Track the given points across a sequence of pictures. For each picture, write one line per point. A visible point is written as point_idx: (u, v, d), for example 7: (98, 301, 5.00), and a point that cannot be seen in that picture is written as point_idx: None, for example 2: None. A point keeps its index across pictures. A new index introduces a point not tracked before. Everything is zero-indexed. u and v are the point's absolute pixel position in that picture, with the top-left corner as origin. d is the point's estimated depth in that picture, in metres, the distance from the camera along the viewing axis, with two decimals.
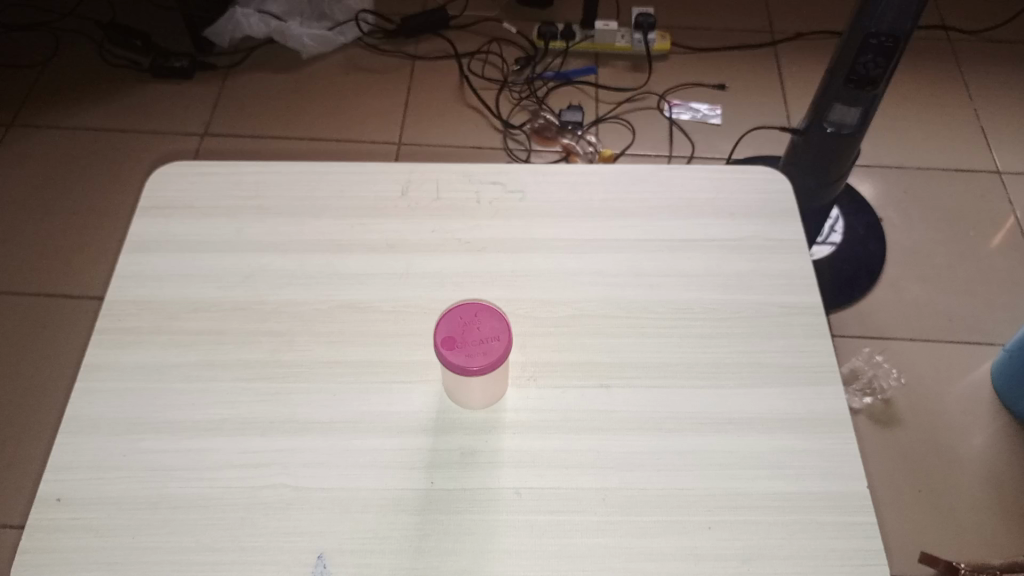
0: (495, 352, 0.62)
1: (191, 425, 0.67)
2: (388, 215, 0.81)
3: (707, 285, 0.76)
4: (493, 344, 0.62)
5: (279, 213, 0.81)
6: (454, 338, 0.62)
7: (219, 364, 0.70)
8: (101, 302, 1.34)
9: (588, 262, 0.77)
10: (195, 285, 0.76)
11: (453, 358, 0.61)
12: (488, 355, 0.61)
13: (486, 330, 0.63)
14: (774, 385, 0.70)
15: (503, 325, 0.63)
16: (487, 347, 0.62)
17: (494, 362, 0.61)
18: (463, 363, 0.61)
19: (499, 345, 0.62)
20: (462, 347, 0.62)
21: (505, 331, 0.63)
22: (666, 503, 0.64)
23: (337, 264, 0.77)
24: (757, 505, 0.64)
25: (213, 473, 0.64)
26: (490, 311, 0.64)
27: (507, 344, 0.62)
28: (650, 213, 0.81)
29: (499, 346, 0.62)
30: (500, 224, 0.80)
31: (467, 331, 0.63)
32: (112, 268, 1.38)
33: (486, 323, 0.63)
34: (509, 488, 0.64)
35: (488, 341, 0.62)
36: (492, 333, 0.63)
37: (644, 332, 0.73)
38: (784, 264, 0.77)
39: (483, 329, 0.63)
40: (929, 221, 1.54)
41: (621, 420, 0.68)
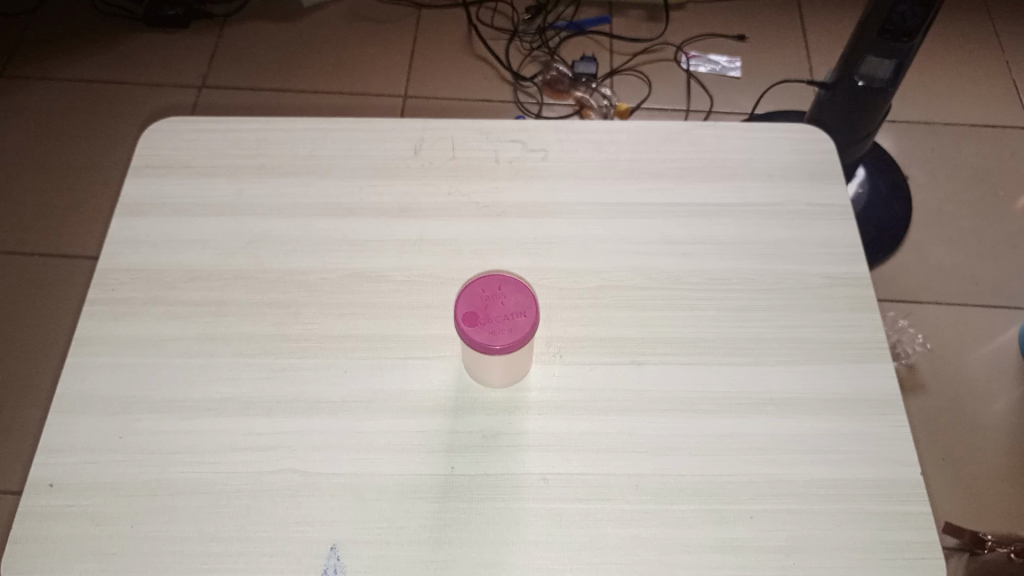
0: (521, 331, 0.57)
1: (191, 405, 0.62)
2: (399, 176, 0.75)
3: (743, 254, 0.70)
4: (520, 321, 0.57)
5: (281, 174, 0.75)
6: (476, 314, 0.58)
7: (220, 339, 0.65)
8: (96, 261, 1.29)
9: (616, 228, 0.72)
10: (193, 251, 0.70)
11: (475, 335, 0.57)
12: (513, 332, 0.57)
13: (512, 306, 0.58)
14: (817, 362, 0.65)
15: (529, 300, 0.58)
16: (512, 323, 0.57)
17: (520, 342, 0.57)
18: (486, 341, 0.56)
19: (525, 322, 0.57)
20: (486, 324, 0.57)
21: (533, 307, 0.58)
22: (702, 490, 0.60)
23: (345, 230, 0.71)
24: (799, 493, 0.59)
25: (216, 456, 0.60)
26: (515, 284, 0.59)
27: (534, 322, 0.58)
28: (682, 175, 0.75)
29: (525, 323, 0.57)
30: (521, 187, 0.74)
31: (490, 307, 0.58)
32: (105, 226, 1.33)
33: (512, 298, 0.58)
34: (533, 474, 0.60)
35: (514, 317, 0.57)
36: (518, 309, 0.58)
37: (678, 305, 0.67)
38: (827, 232, 0.72)
39: (507, 305, 0.58)
40: (957, 181, 1.47)
41: (653, 400, 0.63)
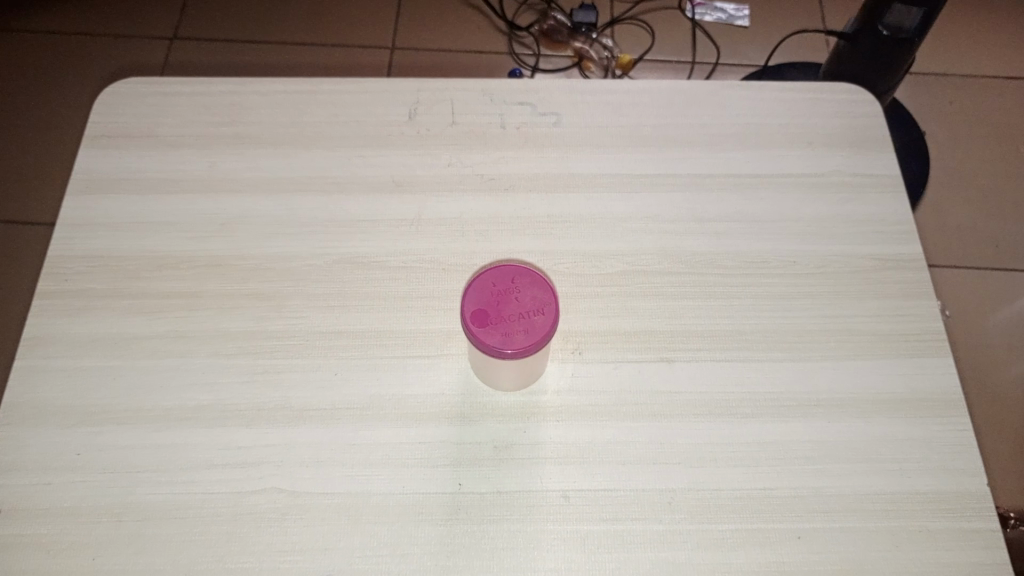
0: (539, 331, 0.49)
1: (160, 415, 0.54)
2: (391, 145, 0.66)
3: (783, 233, 0.62)
4: (537, 320, 0.49)
5: (259, 144, 0.66)
6: (486, 312, 0.50)
7: (192, 336, 0.57)
8: (54, 229, 1.19)
9: (639, 205, 0.63)
10: (160, 235, 0.62)
11: (487, 338, 0.49)
12: (531, 334, 0.49)
13: (528, 302, 0.50)
14: (868, 357, 0.58)
15: (547, 295, 0.50)
16: (528, 323, 0.49)
17: (539, 344, 0.49)
18: (499, 344, 0.49)
19: (544, 320, 0.49)
20: (498, 323, 0.49)
21: (552, 302, 0.50)
22: (743, 507, 0.53)
23: (332, 209, 0.63)
24: (852, 509, 0.53)
25: (191, 474, 0.53)
26: (530, 275, 0.51)
27: (553, 320, 0.50)
28: (712, 143, 0.67)
29: (544, 322, 0.49)
30: (531, 158, 0.66)
31: (502, 304, 0.50)
32: (63, 190, 1.23)
33: (528, 292, 0.50)
34: (553, 491, 0.53)
35: (531, 315, 0.50)
36: (535, 306, 0.50)
37: (711, 293, 0.60)
38: (876, 207, 0.64)
39: (522, 300, 0.50)
40: (975, 140, 1.39)
41: (686, 404, 0.56)
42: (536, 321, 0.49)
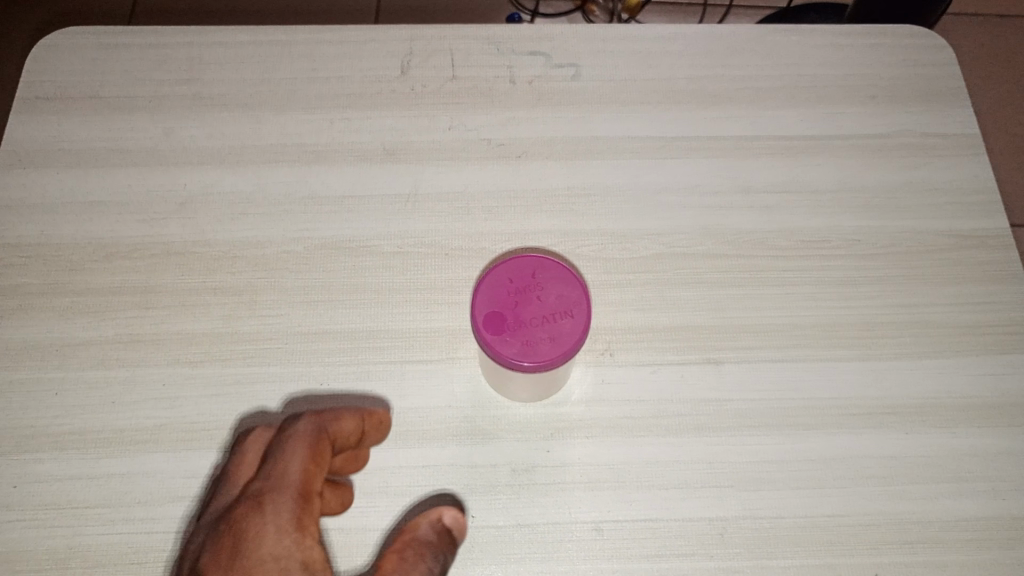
0: (566, 338, 0.40)
1: (111, 439, 0.46)
2: (381, 105, 0.56)
3: (844, 205, 0.53)
4: (564, 324, 0.40)
5: (224, 106, 0.56)
6: (501, 315, 0.40)
7: (149, 341, 0.48)
8: None
9: (674, 174, 0.54)
10: (108, 217, 0.52)
11: (503, 347, 0.40)
12: (557, 342, 0.40)
13: (552, 302, 0.41)
14: (950, 353, 0.49)
15: (576, 293, 0.41)
16: (553, 328, 0.40)
17: (564, 357, 0.40)
18: (517, 355, 0.39)
19: (572, 325, 0.40)
20: (516, 329, 0.40)
21: (581, 301, 0.41)
22: (809, 539, 0.44)
23: (312, 184, 0.53)
24: (936, 540, 0.44)
25: (148, 510, 0.44)
26: (554, 270, 0.42)
27: (584, 324, 0.40)
28: (758, 99, 0.57)
29: (572, 327, 0.40)
30: (546, 119, 0.56)
31: (521, 304, 0.41)
32: None
33: (552, 290, 0.41)
34: (582, 524, 0.44)
35: (556, 318, 0.40)
36: (561, 307, 0.41)
37: (763, 280, 0.51)
38: (951, 173, 0.54)
39: (545, 300, 0.41)
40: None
41: (736, 415, 0.47)
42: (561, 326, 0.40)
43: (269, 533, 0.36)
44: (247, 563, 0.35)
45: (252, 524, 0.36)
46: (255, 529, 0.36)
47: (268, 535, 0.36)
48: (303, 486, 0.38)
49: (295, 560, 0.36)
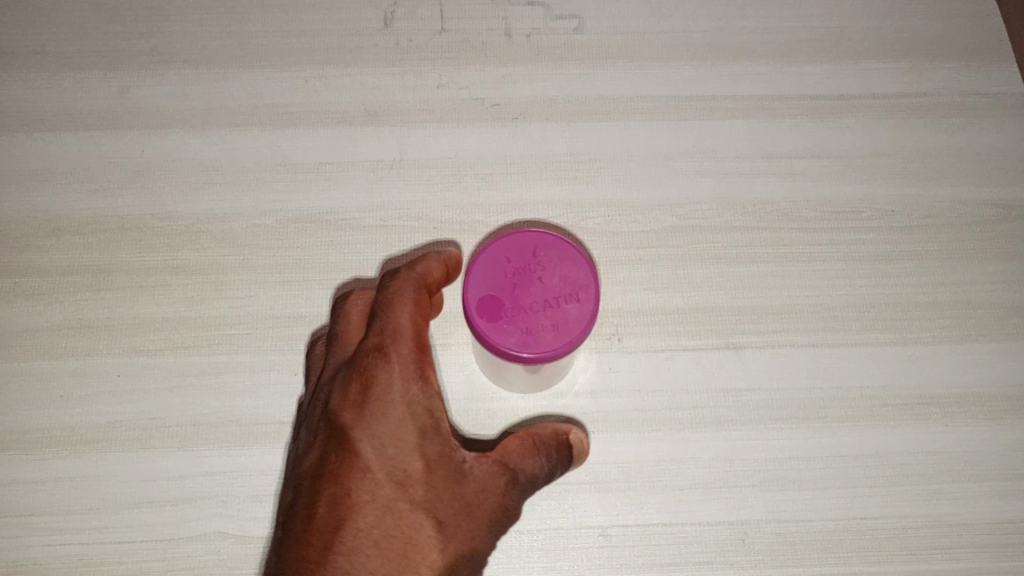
0: (573, 326, 0.34)
1: (61, 437, 0.41)
2: (362, 62, 0.50)
3: (876, 172, 0.48)
4: (570, 309, 0.35)
5: (186, 63, 0.50)
6: (497, 300, 0.35)
7: (102, 327, 0.43)
8: None
9: (688, 138, 0.48)
10: (57, 188, 0.46)
11: (498, 337, 0.34)
12: (561, 331, 0.34)
13: (556, 284, 0.35)
14: (993, 338, 0.44)
15: (584, 275, 0.36)
16: (558, 314, 0.35)
17: (570, 347, 0.34)
18: (516, 346, 0.34)
19: (579, 311, 0.35)
20: (515, 315, 0.35)
21: (589, 283, 0.35)
22: (840, 545, 0.40)
23: (285, 150, 0.48)
24: (979, 546, 0.40)
25: (102, 518, 0.39)
26: (559, 249, 0.36)
27: (592, 310, 0.35)
28: (780, 54, 0.51)
29: (579, 314, 0.35)
30: (546, 76, 0.50)
31: (521, 287, 0.35)
32: None
33: (556, 270, 0.35)
34: (588, 530, 0.40)
35: (560, 303, 0.35)
36: (566, 290, 0.35)
37: (788, 256, 0.46)
38: (995, 136, 0.49)
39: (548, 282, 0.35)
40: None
41: (759, 406, 0.42)
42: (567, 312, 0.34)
43: (398, 384, 0.35)
44: (376, 413, 0.34)
45: (379, 376, 0.35)
46: (384, 381, 0.35)
47: (397, 386, 0.35)
48: (420, 336, 0.36)
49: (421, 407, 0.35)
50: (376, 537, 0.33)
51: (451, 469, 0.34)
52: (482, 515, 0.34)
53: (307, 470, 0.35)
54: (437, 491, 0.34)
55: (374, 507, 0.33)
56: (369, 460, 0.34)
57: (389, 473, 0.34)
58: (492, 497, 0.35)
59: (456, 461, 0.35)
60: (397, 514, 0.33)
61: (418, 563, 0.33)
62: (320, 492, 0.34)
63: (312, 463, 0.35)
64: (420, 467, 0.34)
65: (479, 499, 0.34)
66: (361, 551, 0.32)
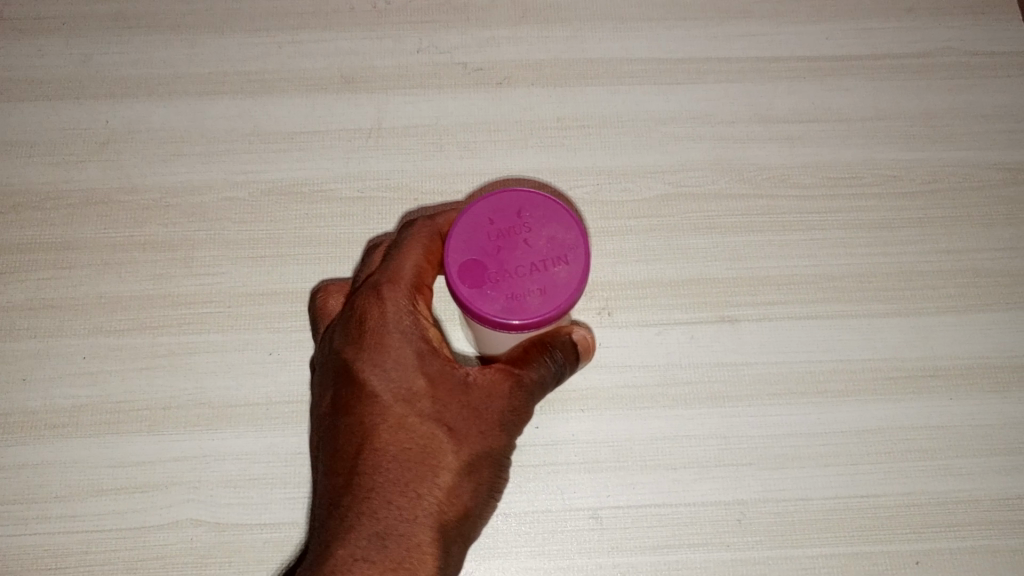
0: (561, 291, 0.30)
1: (22, 423, 0.39)
2: (338, 24, 0.48)
3: (878, 136, 0.46)
4: (558, 273, 0.30)
5: (152, 28, 0.48)
6: (475, 264, 0.30)
7: (66, 306, 0.41)
8: None
9: (682, 101, 0.46)
10: (16, 160, 0.44)
11: (477, 305, 0.30)
12: (550, 297, 0.30)
13: (542, 245, 0.31)
14: (1000, 307, 0.42)
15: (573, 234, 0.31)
16: (545, 278, 0.30)
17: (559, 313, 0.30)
18: (500, 312, 0.30)
19: (569, 274, 0.30)
20: (498, 279, 0.30)
21: (578, 244, 0.31)
22: (841, 524, 0.38)
23: (258, 118, 0.45)
24: (986, 523, 0.38)
25: (68, 506, 0.37)
26: (545, 206, 0.32)
27: (582, 274, 0.31)
28: (775, 12, 0.49)
29: (569, 277, 0.30)
30: (531, 37, 0.48)
31: (501, 248, 0.31)
32: None
33: (542, 230, 0.31)
34: (578, 511, 0.38)
35: (547, 265, 0.30)
36: (554, 251, 0.31)
37: (786, 224, 0.44)
38: (1002, 95, 0.47)
39: (534, 243, 0.31)
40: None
41: (757, 381, 0.40)
42: (555, 274, 0.30)
43: (389, 310, 0.33)
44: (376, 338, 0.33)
45: (370, 307, 0.33)
46: (375, 311, 0.33)
47: (388, 312, 0.33)
48: (421, 276, 0.34)
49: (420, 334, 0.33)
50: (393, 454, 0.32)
51: (455, 376, 0.33)
52: (492, 414, 0.33)
53: (322, 411, 0.34)
54: (444, 399, 0.32)
55: (386, 429, 0.32)
56: (372, 386, 0.32)
57: (394, 395, 0.32)
58: (500, 399, 0.33)
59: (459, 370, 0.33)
60: (409, 430, 0.32)
61: (439, 470, 0.32)
62: (338, 426, 0.33)
63: (325, 404, 0.34)
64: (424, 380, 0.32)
65: (488, 403, 0.33)
66: (382, 470, 0.31)
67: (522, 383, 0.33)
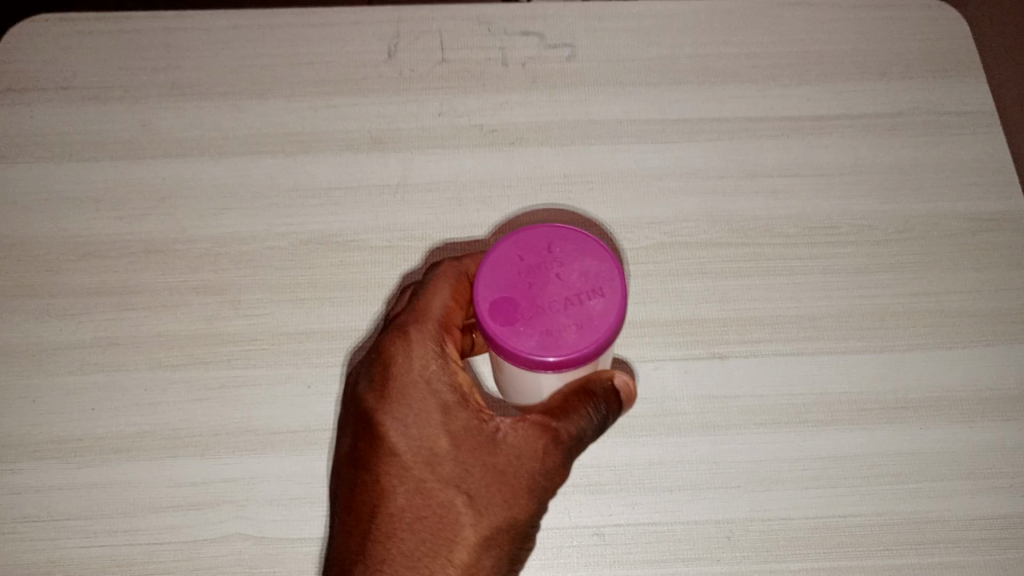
0: (598, 325, 0.35)
1: (89, 447, 0.44)
2: (368, 89, 0.54)
3: (854, 188, 0.51)
4: (594, 306, 0.35)
5: (203, 94, 0.53)
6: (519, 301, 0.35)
7: (128, 343, 0.46)
8: None
9: (676, 157, 0.51)
10: (84, 213, 0.50)
11: (525, 336, 0.35)
12: (588, 326, 0.35)
13: (577, 280, 0.36)
14: (965, 343, 0.47)
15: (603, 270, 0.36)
16: (582, 310, 0.35)
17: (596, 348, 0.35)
18: (544, 345, 0.34)
19: (604, 307, 0.35)
20: (539, 315, 0.35)
21: (609, 278, 0.36)
22: (822, 541, 0.42)
23: (297, 174, 0.51)
24: (954, 541, 0.42)
25: (130, 522, 0.42)
26: (576, 247, 0.37)
27: (615, 302, 0.35)
28: (760, 76, 0.54)
29: (603, 308, 0.35)
30: (540, 101, 0.53)
31: (542, 285, 0.35)
32: None
33: (574, 267, 0.36)
34: (583, 529, 0.42)
35: (583, 299, 0.35)
36: (588, 286, 0.35)
37: (771, 269, 0.48)
38: (967, 150, 0.52)
39: (568, 278, 0.36)
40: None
41: (744, 412, 0.45)
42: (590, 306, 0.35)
43: (416, 376, 0.41)
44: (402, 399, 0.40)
45: (399, 370, 0.41)
46: (402, 375, 0.41)
47: (413, 378, 0.41)
48: (446, 318, 0.42)
49: (443, 397, 0.40)
50: (414, 514, 0.39)
51: (480, 443, 0.40)
52: (519, 483, 0.39)
53: (343, 454, 0.41)
54: (466, 466, 0.40)
55: (409, 483, 0.40)
56: (397, 445, 0.40)
57: (417, 457, 0.40)
58: (522, 459, 0.40)
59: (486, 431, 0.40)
60: (429, 486, 0.39)
61: (452, 524, 0.39)
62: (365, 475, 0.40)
63: (353, 451, 0.41)
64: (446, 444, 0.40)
65: (506, 464, 0.40)
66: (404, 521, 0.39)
67: (560, 440, 0.40)
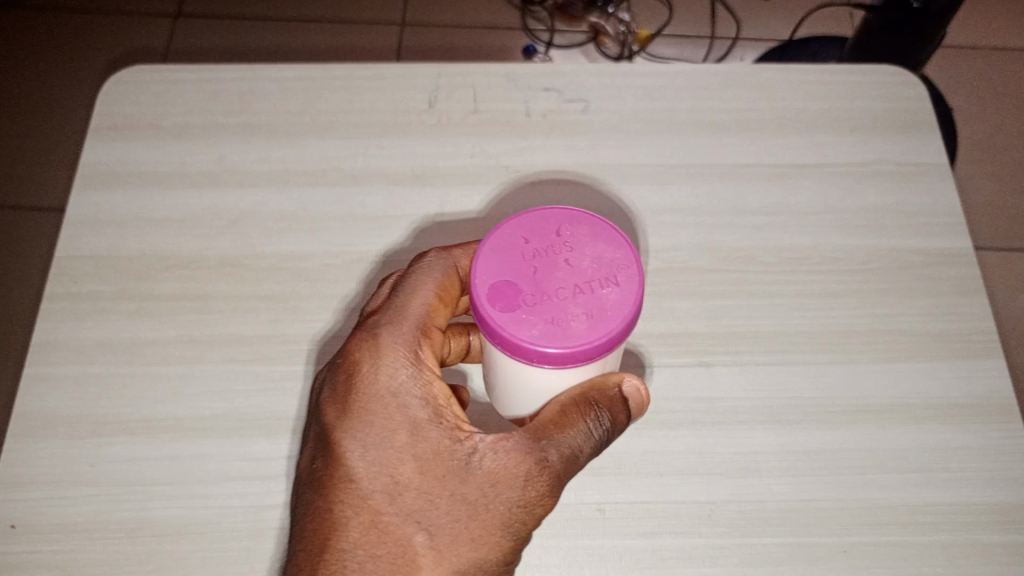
0: (612, 311, 0.40)
1: (174, 426, 0.52)
2: (411, 134, 0.63)
3: (826, 226, 0.59)
4: (607, 295, 0.41)
5: (271, 134, 0.63)
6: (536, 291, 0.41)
7: (206, 341, 0.55)
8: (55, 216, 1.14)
9: (673, 196, 0.60)
10: (169, 231, 0.59)
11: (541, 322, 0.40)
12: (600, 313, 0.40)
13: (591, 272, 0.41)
14: (916, 359, 0.54)
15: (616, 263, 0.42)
16: (595, 298, 0.40)
17: (611, 331, 0.40)
18: (558, 328, 0.40)
19: (617, 295, 0.41)
20: (553, 301, 0.40)
21: (620, 271, 0.41)
22: (789, 520, 0.50)
23: (349, 203, 0.60)
24: (901, 523, 0.50)
25: (206, 488, 0.50)
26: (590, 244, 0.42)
27: (626, 292, 0.41)
28: (748, 130, 0.63)
29: (614, 298, 0.41)
30: (557, 147, 0.62)
31: (559, 275, 0.41)
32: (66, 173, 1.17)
33: (587, 260, 0.42)
34: (587, 504, 0.50)
35: (596, 289, 0.41)
36: (601, 277, 0.41)
37: (752, 292, 0.57)
38: (923, 197, 0.60)
39: (580, 268, 0.41)
40: (982, 73, 1.22)
41: (726, 411, 0.53)
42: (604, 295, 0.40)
43: (382, 397, 0.44)
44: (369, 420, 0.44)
45: (368, 390, 0.45)
46: (372, 396, 0.44)
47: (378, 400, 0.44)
48: (421, 324, 0.47)
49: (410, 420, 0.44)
50: (367, 543, 0.42)
51: (449, 469, 0.43)
52: (489, 516, 0.42)
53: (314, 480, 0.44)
54: (431, 494, 0.42)
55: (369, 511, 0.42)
56: (361, 470, 0.43)
57: (382, 483, 0.43)
58: (490, 488, 0.43)
59: (460, 458, 0.43)
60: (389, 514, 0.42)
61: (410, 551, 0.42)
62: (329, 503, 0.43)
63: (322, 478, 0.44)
64: (414, 471, 0.43)
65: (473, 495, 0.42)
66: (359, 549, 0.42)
67: (546, 461, 0.44)
